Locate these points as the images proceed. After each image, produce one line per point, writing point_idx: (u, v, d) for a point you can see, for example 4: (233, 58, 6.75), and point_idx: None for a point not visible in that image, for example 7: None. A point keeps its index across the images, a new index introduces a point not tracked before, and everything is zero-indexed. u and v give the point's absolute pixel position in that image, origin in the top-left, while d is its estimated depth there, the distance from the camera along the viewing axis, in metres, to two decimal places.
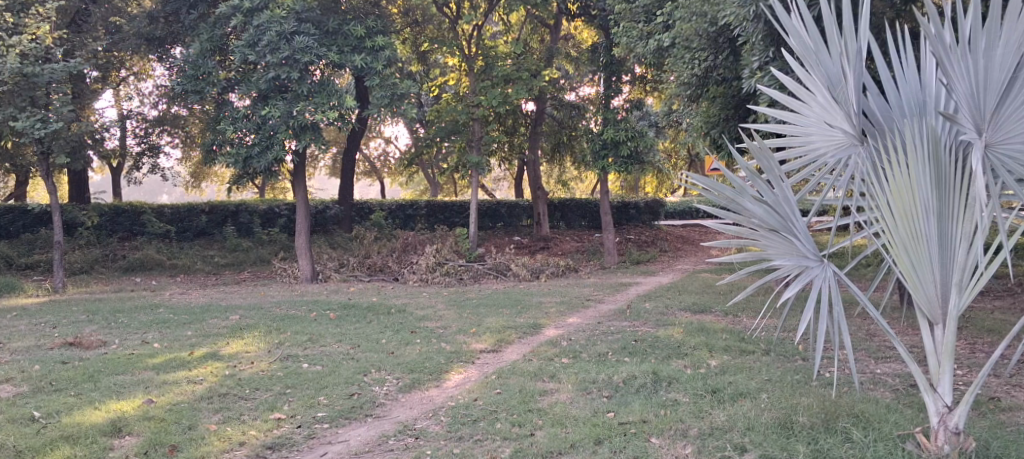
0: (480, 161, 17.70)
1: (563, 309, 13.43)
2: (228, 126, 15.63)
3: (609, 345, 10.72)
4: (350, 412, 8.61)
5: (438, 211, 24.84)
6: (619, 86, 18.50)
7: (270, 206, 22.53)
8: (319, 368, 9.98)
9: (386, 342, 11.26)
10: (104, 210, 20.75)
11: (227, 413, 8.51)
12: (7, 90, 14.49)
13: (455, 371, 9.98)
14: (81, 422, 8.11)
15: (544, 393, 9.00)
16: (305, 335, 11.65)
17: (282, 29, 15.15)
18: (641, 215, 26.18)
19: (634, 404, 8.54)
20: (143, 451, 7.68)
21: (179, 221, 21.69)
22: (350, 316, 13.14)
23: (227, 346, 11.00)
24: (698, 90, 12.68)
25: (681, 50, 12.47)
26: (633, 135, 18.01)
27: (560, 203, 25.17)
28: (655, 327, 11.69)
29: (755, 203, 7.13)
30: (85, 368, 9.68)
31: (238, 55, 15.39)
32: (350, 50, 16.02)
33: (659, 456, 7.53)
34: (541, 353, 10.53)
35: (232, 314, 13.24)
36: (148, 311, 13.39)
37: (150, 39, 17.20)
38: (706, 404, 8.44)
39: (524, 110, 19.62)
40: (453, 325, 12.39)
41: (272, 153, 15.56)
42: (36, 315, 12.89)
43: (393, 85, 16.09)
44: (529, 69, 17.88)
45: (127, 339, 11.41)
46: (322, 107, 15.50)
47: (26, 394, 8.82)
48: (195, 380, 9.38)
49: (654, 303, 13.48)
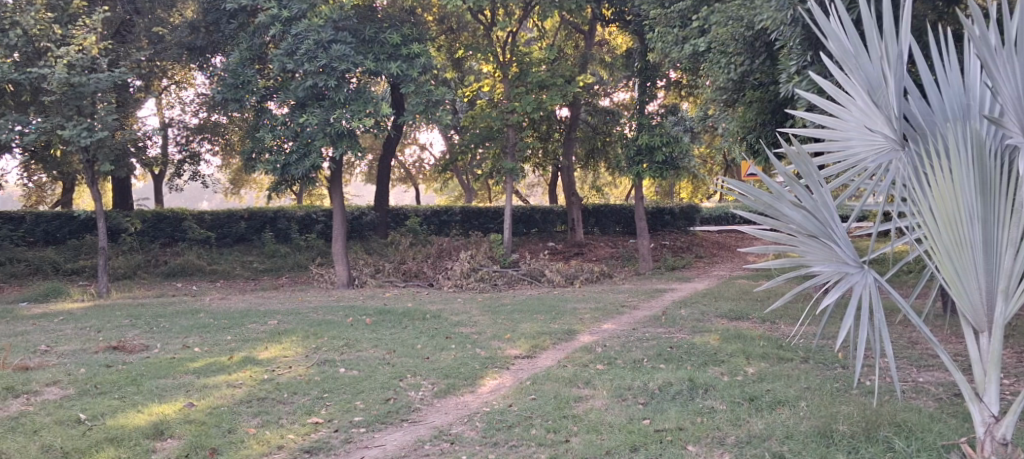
0: (514, 167, 17.74)
1: (597, 315, 13.44)
2: (267, 133, 15.90)
3: (644, 351, 10.72)
4: (386, 417, 8.70)
5: (473, 217, 24.88)
6: (653, 91, 18.41)
7: (308, 212, 22.73)
8: (356, 373, 10.10)
9: (421, 348, 11.34)
10: (146, 217, 21.11)
11: (267, 417, 8.64)
12: (56, 100, 14.91)
13: (490, 377, 10.04)
14: (125, 424, 8.26)
15: (579, 399, 9.03)
16: (341, 340, 11.77)
17: (319, 37, 15.41)
18: (677, 220, 26.02)
19: (670, 411, 8.54)
20: (184, 453, 7.81)
21: (219, 226, 21.90)
22: (386, 322, 13.25)
23: (265, 351, 11.14)
24: (734, 95, 12.66)
25: (718, 55, 12.45)
26: (669, 141, 17.99)
27: (593, 209, 25.15)
28: (691, 333, 11.66)
29: (794, 208, 7.08)
30: (129, 371, 9.89)
31: (276, 64, 15.55)
32: (386, 58, 16.17)
33: None
34: (576, 359, 10.55)
35: (271, 320, 13.39)
36: (188, 316, 13.59)
37: (191, 48, 17.52)
38: (744, 411, 8.43)
39: (558, 116, 19.72)
40: (487, 330, 12.46)
41: (309, 160, 15.80)
42: (82, 319, 13.20)
43: (428, 91, 16.17)
44: (563, 75, 17.93)
45: (169, 343, 11.61)
46: (358, 114, 15.67)
47: (72, 397, 8.99)
48: (235, 384, 9.53)
49: (689, 309, 13.43)
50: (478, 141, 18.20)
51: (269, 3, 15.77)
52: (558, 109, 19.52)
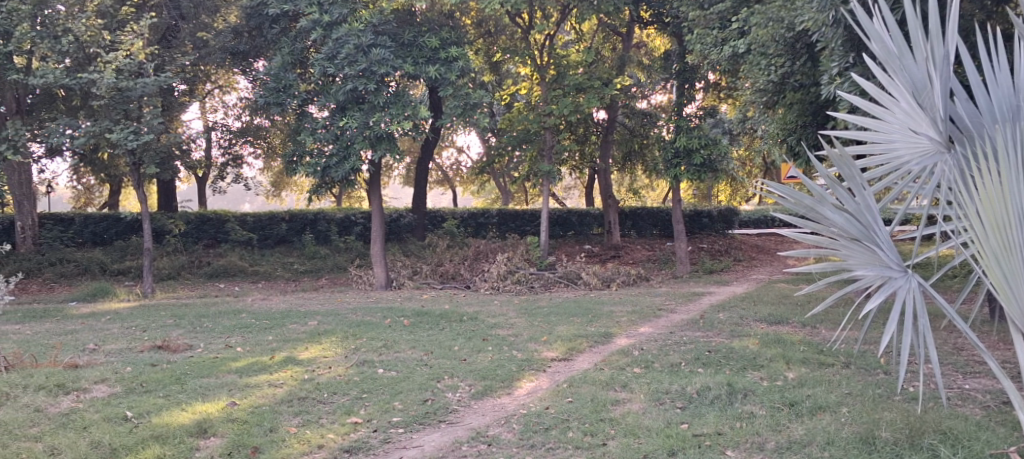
0: (551, 170, 17.77)
1: (634, 318, 13.44)
2: (308, 137, 16.09)
3: (681, 355, 10.71)
4: (424, 418, 8.79)
5: (510, 219, 24.92)
6: (692, 93, 18.35)
7: (347, 214, 22.65)
8: (394, 373, 10.21)
9: (458, 349, 11.43)
10: (190, 219, 21.47)
11: (307, 416, 8.77)
12: (104, 104, 15.36)
13: (527, 379, 10.10)
14: (170, 422, 8.42)
15: (617, 402, 9.06)
16: (380, 341, 11.90)
17: (359, 42, 15.56)
18: (715, 223, 25.87)
19: (708, 416, 8.54)
20: (227, 452, 7.95)
21: (261, 228, 22.20)
22: (424, 323, 13.37)
23: (305, 351, 11.30)
24: (774, 97, 12.49)
25: (757, 57, 12.42)
26: (707, 143, 17.91)
27: (630, 211, 25.09)
28: (730, 338, 11.62)
29: (836, 211, 7.03)
30: (174, 370, 10.09)
31: (317, 68, 15.77)
32: (425, 62, 16.31)
33: None
34: (613, 362, 10.57)
35: (310, 320, 13.55)
36: (230, 316, 13.81)
37: (235, 53, 17.81)
38: (784, 417, 8.40)
39: (595, 119, 19.72)
40: (524, 333, 12.51)
41: (349, 163, 15.98)
42: (128, 318, 13.47)
43: (466, 94, 16.27)
44: (601, 77, 17.93)
45: (212, 343, 11.81)
46: (397, 118, 15.81)
47: (119, 394, 9.19)
48: (276, 384, 9.68)
49: (728, 313, 13.39)
50: (515, 143, 18.25)
51: (311, 7, 16.00)
52: (596, 112, 19.51)
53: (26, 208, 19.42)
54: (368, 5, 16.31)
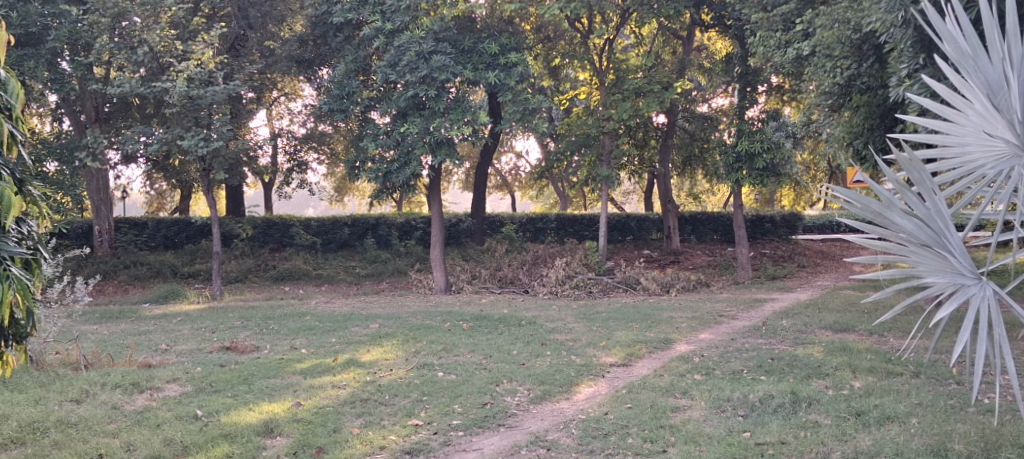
0: (610, 175, 17.72)
1: (695, 324, 13.39)
2: (370, 143, 16.41)
3: (743, 362, 10.65)
4: (483, 421, 8.89)
5: (568, 224, 24.92)
6: (755, 97, 18.09)
7: (407, 218, 22.99)
8: (454, 377, 10.32)
9: (517, 354, 11.52)
10: (257, 223, 22.01)
11: (369, 417, 8.92)
12: (176, 112, 15.75)
13: (585, 384, 10.14)
14: (238, 421, 8.63)
15: (677, 409, 9.04)
16: (440, 344, 12.04)
17: (420, 48, 15.80)
18: (777, 228, 25.55)
19: (771, 424, 8.48)
20: (292, 451, 8.09)
21: (324, 233, 22.62)
22: (483, 327, 13.48)
23: (367, 353, 11.49)
24: (840, 100, 12.36)
25: (823, 59, 12.33)
26: (770, 147, 17.66)
27: (690, 216, 24.93)
28: (794, 345, 11.50)
29: (904, 216, 6.92)
30: (242, 371, 10.34)
31: (379, 75, 16.09)
32: (485, 67, 16.45)
33: None
34: (672, 369, 10.55)
35: (372, 323, 13.77)
36: (295, 318, 14.11)
37: (300, 61, 18.28)
38: (850, 427, 8.31)
39: (655, 123, 19.65)
40: (583, 338, 12.55)
41: (410, 168, 16.17)
42: (197, 320, 13.82)
43: (525, 100, 16.28)
44: (661, 81, 17.69)
45: (277, 344, 12.08)
46: (457, 123, 15.96)
47: (190, 394, 9.44)
48: (339, 385, 9.87)
49: (791, 320, 13.25)
50: (573, 148, 18.26)
51: (374, 15, 16.35)
52: (656, 116, 19.47)
53: (104, 213, 20.05)
54: (429, 12, 16.49)
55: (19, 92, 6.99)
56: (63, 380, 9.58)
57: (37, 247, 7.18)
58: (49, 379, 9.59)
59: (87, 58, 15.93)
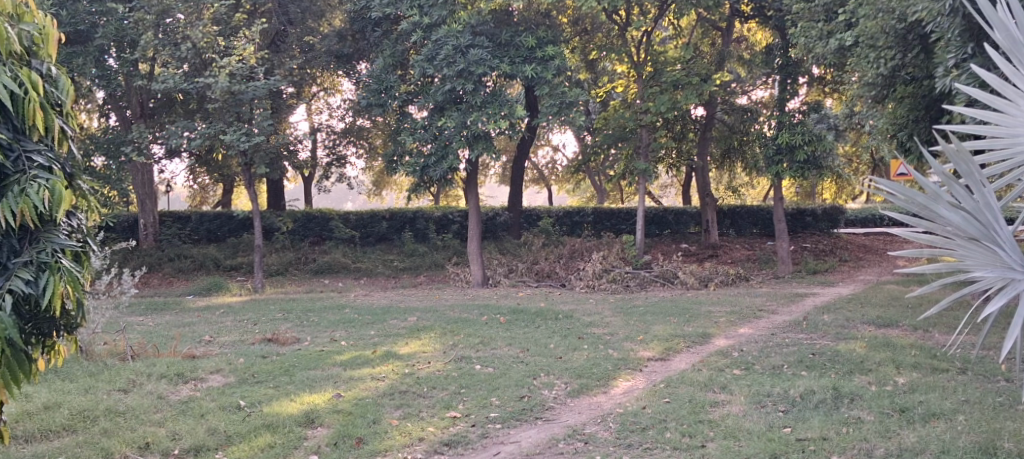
0: (647, 168, 17.65)
1: (734, 319, 13.32)
2: (408, 137, 16.50)
3: (783, 357, 10.57)
4: (521, 414, 8.92)
5: (605, 218, 24.85)
6: (795, 88, 17.90)
7: (445, 212, 23.07)
8: (491, 370, 10.37)
9: (554, 347, 11.54)
10: (298, 217, 22.27)
11: (408, 409, 8.99)
12: (219, 107, 15.98)
13: (623, 378, 10.13)
14: (280, 411, 8.73)
15: (715, 404, 9.00)
16: (477, 337, 12.09)
17: (458, 42, 15.83)
18: (818, 222, 25.27)
19: (813, 420, 8.42)
20: (333, 441, 8.16)
21: (363, 226, 22.81)
22: (520, 321, 13.51)
23: (406, 346, 11.58)
24: (884, 91, 12.23)
25: (866, 49, 12.15)
26: (811, 139, 17.37)
27: (729, 210, 24.76)
28: (835, 340, 11.40)
29: (952, 209, 6.49)
30: (283, 362, 10.46)
31: (417, 69, 16.19)
32: (521, 61, 16.44)
33: None
34: (711, 363, 10.50)
35: (410, 316, 13.86)
36: (335, 311, 14.25)
37: (339, 56, 18.45)
38: (894, 423, 8.23)
39: (694, 115, 19.62)
40: (620, 331, 12.53)
41: (447, 162, 16.28)
42: (239, 312, 14.01)
43: (562, 93, 16.23)
44: (700, 73, 17.52)
45: (318, 336, 12.21)
46: (494, 117, 15.91)
47: (234, 384, 9.58)
48: (378, 377, 9.95)
49: (832, 315, 13.11)
50: (611, 142, 18.25)
51: (412, 10, 16.45)
52: (694, 108, 19.43)
53: (149, 207, 20.43)
54: (466, 6, 16.50)
55: (69, 89, 7.20)
56: (111, 370, 9.77)
57: (86, 239, 7.32)
58: (98, 368, 9.79)
59: (133, 55, 16.19)
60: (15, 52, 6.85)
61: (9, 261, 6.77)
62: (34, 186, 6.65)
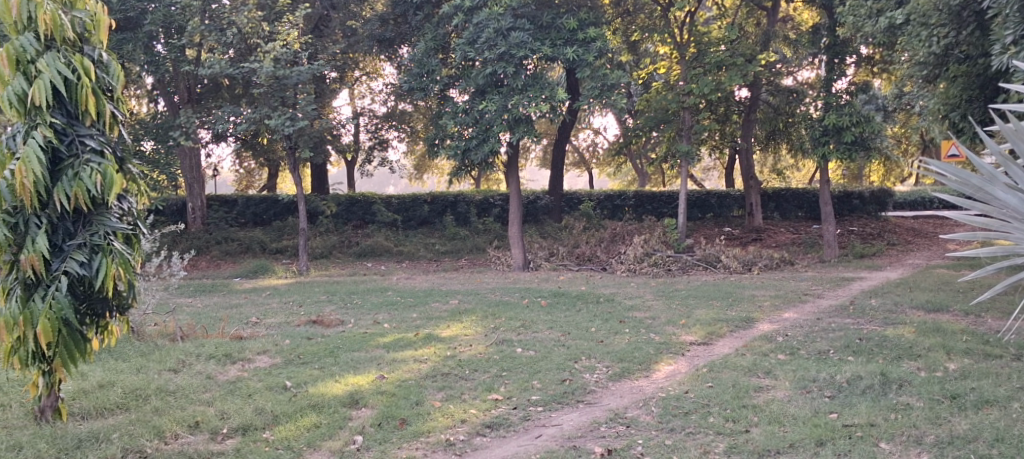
0: (690, 150, 17.53)
1: (778, 303, 13.20)
2: (449, 121, 16.59)
3: (830, 342, 10.45)
4: (562, 398, 8.93)
5: (647, 201, 24.70)
6: (842, 69, 17.54)
7: (486, 195, 23.09)
8: (532, 353, 10.37)
9: (595, 331, 11.52)
10: (341, 200, 22.47)
11: (450, 391, 9.03)
12: (264, 92, 16.16)
13: (665, 362, 10.08)
14: (325, 392, 8.82)
15: (760, 389, 8.94)
16: (518, 321, 12.10)
17: (499, 25, 15.77)
18: (866, 205, 24.90)
19: (860, 406, 8.33)
20: (377, 422, 8.23)
21: (405, 210, 22.91)
22: (561, 304, 13.53)
23: (447, 328, 11.62)
24: (936, 70, 12.07)
25: (917, 28, 11.86)
26: (859, 120, 17.05)
27: (774, 193, 24.52)
28: (883, 325, 11.24)
29: (1009, 190, 6.26)
30: (328, 344, 10.57)
31: (458, 53, 16.19)
32: (563, 43, 16.34)
33: None
34: (755, 348, 10.41)
35: (452, 299, 13.93)
36: (379, 294, 14.36)
37: (381, 40, 18.46)
38: (945, 410, 8.11)
39: (738, 97, 19.37)
40: (662, 315, 12.48)
41: (488, 145, 16.22)
42: (285, 294, 14.18)
43: (604, 75, 16.14)
44: (744, 54, 17.27)
45: (361, 318, 12.32)
46: (535, 100, 15.81)
47: (280, 365, 9.70)
48: (420, 359, 10.01)
49: (880, 299, 12.93)
50: (652, 124, 18.13)
51: None
52: (737, 90, 19.21)
53: (197, 190, 20.65)
54: None
55: (120, 74, 7.34)
56: (162, 350, 9.94)
57: (137, 222, 7.44)
58: (149, 348, 9.96)
59: (180, 41, 16.37)
60: (69, 39, 7.01)
61: (64, 243, 7.01)
62: (87, 170, 6.86)
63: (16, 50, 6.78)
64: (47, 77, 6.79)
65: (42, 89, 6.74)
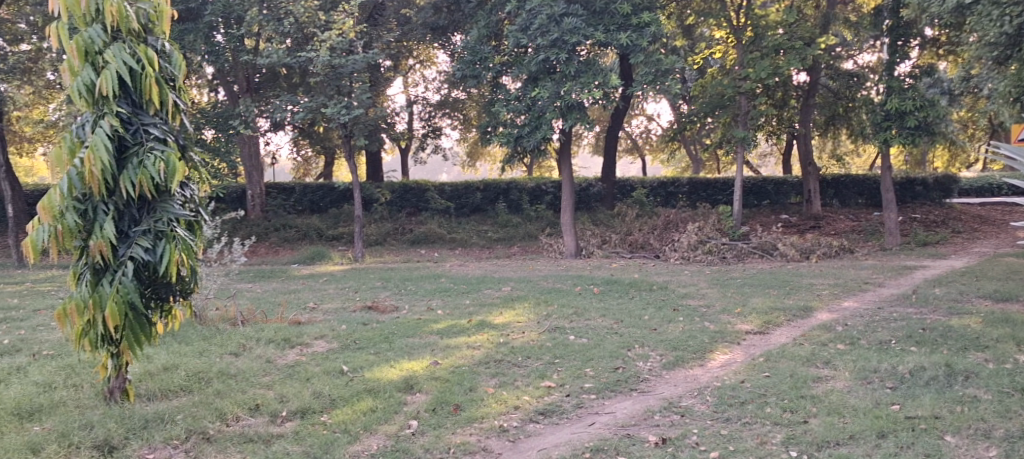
0: (746, 136, 17.15)
1: (837, 291, 12.97)
2: (501, 108, 16.56)
3: (891, 332, 10.23)
4: (615, 386, 8.88)
5: (701, 188, 24.45)
6: (906, 50, 17.03)
7: (538, 183, 23.00)
8: (585, 341, 10.32)
9: (648, 318, 11.44)
10: (395, 188, 22.60)
11: (503, 378, 9.03)
12: (321, 81, 16.37)
13: (720, 351, 9.96)
14: (381, 377, 8.88)
15: (819, 379, 8.79)
16: (571, 308, 12.07)
17: (552, 12, 15.69)
18: (929, 192, 24.34)
19: (924, 398, 8.15)
20: (431, 407, 8.26)
21: (458, 197, 22.94)
22: (613, 291, 13.47)
23: (500, 315, 11.63)
24: (1007, 51, 11.80)
25: (988, 7, 11.61)
26: (922, 104, 16.62)
27: (833, 180, 24.08)
28: (947, 315, 10.99)
29: None
30: (383, 329, 10.64)
31: (511, 40, 16.18)
32: (616, 28, 16.17)
33: (956, 455, 7.20)
34: (813, 338, 10.23)
35: (505, 286, 13.95)
36: (432, 280, 14.42)
37: (435, 28, 18.64)
38: (1015, 403, 7.90)
39: (796, 81, 19.16)
40: (716, 303, 12.36)
41: (540, 132, 16.20)
42: (341, 280, 14.30)
43: (658, 60, 15.95)
44: (803, 37, 16.94)
45: (416, 304, 12.40)
46: (587, 87, 15.67)
47: (337, 350, 9.79)
48: (474, 346, 10.02)
49: (944, 289, 12.64)
50: (707, 110, 17.91)
51: None
52: (796, 74, 18.91)
53: (256, 178, 21.03)
54: None
55: (182, 63, 7.41)
56: (223, 334, 10.10)
57: (198, 209, 7.52)
58: (211, 332, 10.13)
59: (239, 30, 16.56)
60: (134, 30, 7.12)
61: (130, 229, 7.14)
62: (151, 158, 6.97)
63: (84, 42, 6.91)
64: (113, 67, 6.93)
65: (109, 79, 6.87)
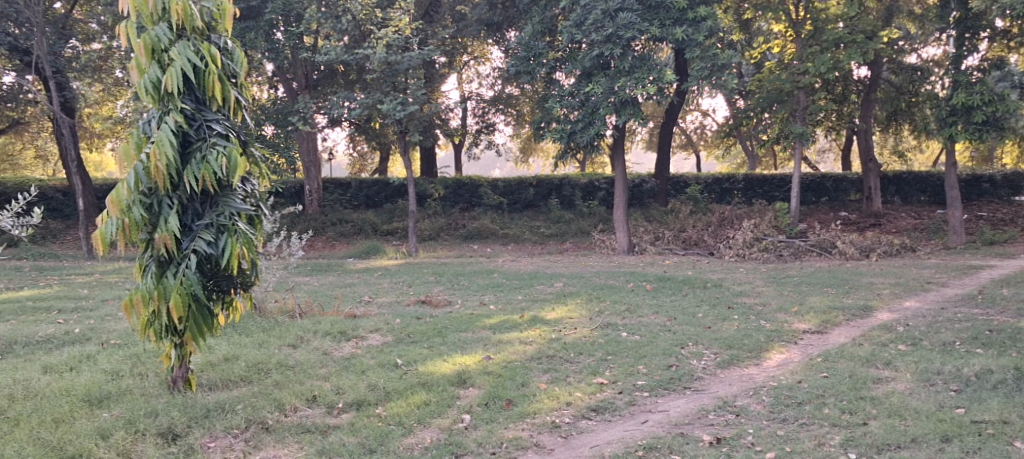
0: (804, 132, 16.84)
1: (898, 291, 12.67)
2: (555, 104, 16.49)
3: (956, 333, 9.96)
4: (668, 383, 8.77)
5: (757, 185, 24.12)
6: (973, 43, 16.61)
7: (591, 179, 22.84)
8: (638, 338, 10.22)
9: (702, 316, 11.29)
10: (448, 183, 22.65)
11: (555, 374, 8.97)
12: (377, 77, 16.35)
13: (777, 351, 9.78)
14: (434, 371, 8.88)
15: (879, 381, 8.58)
16: (623, 304, 11.98)
17: (606, 7, 15.57)
18: (994, 190, 23.68)
19: (991, 402, 7.91)
20: (484, 402, 8.24)
21: (511, 193, 22.89)
22: (667, 288, 13.33)
23: (553, 311, 11.57)
24: None
25: None
26: (991, 99, 16.10)
27: (894, 176, 23.56)
28: (1015, 316, 10.66)
29: None
30: (436, 323, 10.65)
31: (565, 35, 16.18)
32: (672, 23, 15.82)
33: None
34: (873, 338, 10.00)
35: (557, 282, 13.88)
36: (485, 275, 14.41)
37: (489, 25, 18.78)
38: None
39: (857, 76, 18.79)
40: (773, 301, 12.17)
41: (594, 128, 16.11)
42: (394, 274, 14.35)
43: (714, 55, 15.75)
44: (865, 30, 16.57)
45: (468, 299, 12.40)
46: (642, 82, 15.46)
47: (391, 343, 9.81)
48: (526, 341, 9.98)
49: (1011, 289, 12.27)
50: (765, 105, 17.61)
51: None
52: (857, 68, 18.58)
53: (313, 173, 21.18)
54: None
55: (244, 60, 7.47)
56: (281, 326, 10.20)
57: (259, 204, 7.58)
58: (269, 324, 10.24)
59: (297, 28, 16.74)
60: (198, 27, 7.21)
61: (193, 223, 7.23)
62: (213, 153, 7.05)
63: (152, 40, 7.00)
64: (178, 65, 7.02)
65: (174, 76, 6.97)
